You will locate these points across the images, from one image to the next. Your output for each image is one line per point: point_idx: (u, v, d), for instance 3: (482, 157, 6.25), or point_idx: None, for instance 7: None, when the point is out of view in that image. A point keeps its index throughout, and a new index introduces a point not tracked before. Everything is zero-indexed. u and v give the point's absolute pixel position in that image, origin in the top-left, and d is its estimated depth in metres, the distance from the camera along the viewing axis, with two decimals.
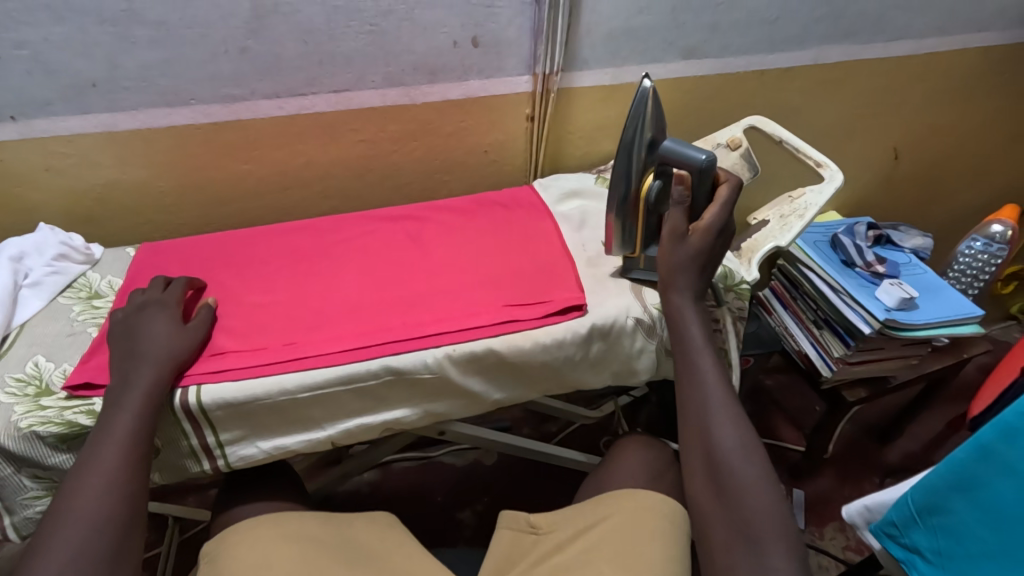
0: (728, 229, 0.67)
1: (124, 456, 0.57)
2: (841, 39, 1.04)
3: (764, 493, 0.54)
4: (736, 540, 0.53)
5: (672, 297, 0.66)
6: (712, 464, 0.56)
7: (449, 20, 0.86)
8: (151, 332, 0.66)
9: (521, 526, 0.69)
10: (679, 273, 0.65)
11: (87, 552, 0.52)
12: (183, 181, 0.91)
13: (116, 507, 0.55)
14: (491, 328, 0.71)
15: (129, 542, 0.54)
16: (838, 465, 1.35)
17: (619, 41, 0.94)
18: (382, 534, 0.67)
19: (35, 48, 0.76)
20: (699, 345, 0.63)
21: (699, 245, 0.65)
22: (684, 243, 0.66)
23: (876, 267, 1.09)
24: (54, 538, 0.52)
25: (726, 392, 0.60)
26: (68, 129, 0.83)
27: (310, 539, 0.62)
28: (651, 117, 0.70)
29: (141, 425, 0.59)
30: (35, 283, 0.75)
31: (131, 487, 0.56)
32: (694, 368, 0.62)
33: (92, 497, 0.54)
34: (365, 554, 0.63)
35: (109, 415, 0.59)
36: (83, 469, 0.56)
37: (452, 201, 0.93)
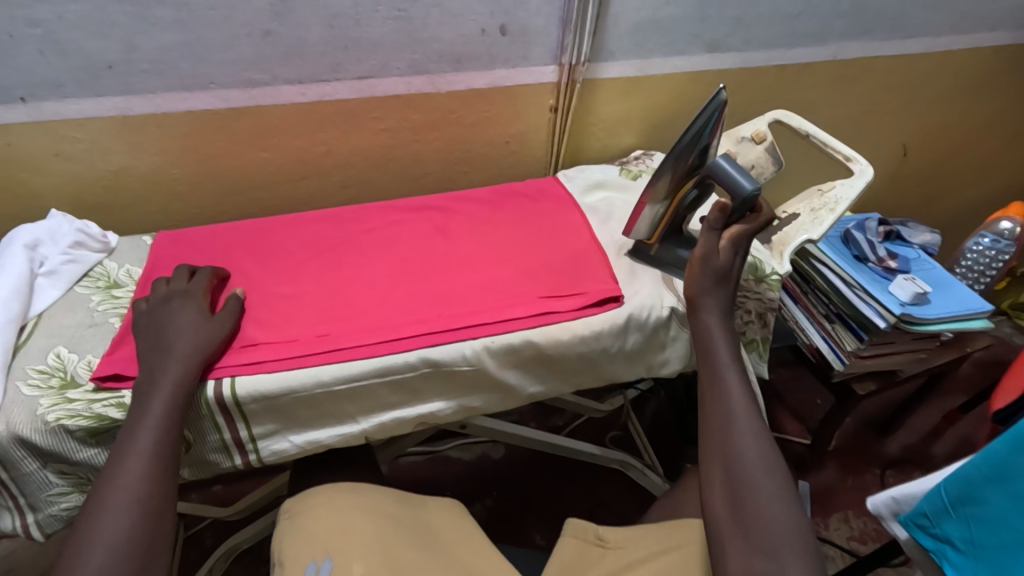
0: (746, 256, 0.69)
1: (152, 462, 0.55)
2: (860, 36, 1.05)
3: (783, 508, 0.53)
4: (751, 552, 0.51)
5: (701, 313, 0.65)
6: (731, 474, 0.55)
7: (477, 7, 0.84)
8: (180, 324, 0.63)
9: (587, 537, 0.70)
10: (707, 293, 0.66)
11: (121, 559, 0.49)
12: (199, 168, 0.89)
13: (149, 513, 0.52)
14: (528, 320, 0.70)
15: (162, 550, 0.52)
16: (842, 458, 1.37)
17: (645, 33, 0.93)
18: (450, 522, 0.72)
19: (49, 26, 0.72)
20: (725, 359, 0.62)
21: (725, 265, 0.66)
22: (714, 262, 0.66)
23: (888, 263, 1.10)
24: (84, 550, 0.49)
25: (751, 407, 0.59)
26: (80, 113, 0.79)
27: (387, 514, 0.67)
28: (716, 126, 0.68)
29: (169, 427, 0.57)
30: (51, 272, 0.72)
31: (162, 492, 0.54)
32: (719, 380, 0.61)
33: (122, 504, 0.52)
34: (436, 537, 0.68)
35: (135, 417, 0.57)
36: (110, 473, 0.54)
37: (475, 192, 0.91)
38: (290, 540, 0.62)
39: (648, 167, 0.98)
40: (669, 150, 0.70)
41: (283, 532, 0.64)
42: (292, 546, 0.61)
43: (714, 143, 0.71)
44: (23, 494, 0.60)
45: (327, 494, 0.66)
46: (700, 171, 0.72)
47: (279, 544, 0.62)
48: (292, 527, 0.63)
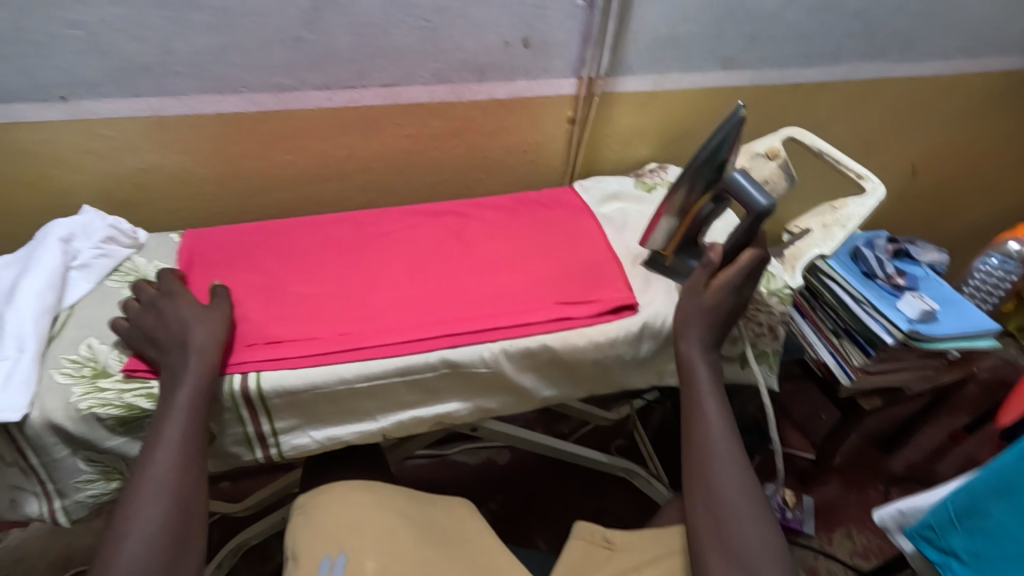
0: (741, 296, 0.70)
1: (182, 455, 0.57)
2: (873, 57, 1.07)
3: (762, 528, 0.57)
4: (730, 568, 0.55)
5: (681, 343, 0.68)
6: (711, 496, 0.59)
7: (501, 20, 0.86)
8: (198, 318, 0.64)
9: (595, 539, 0.72)
10: (692, 324, 0.68)
11: (154, 548, 0.52)
12: (226, 168, 0.91)
13: (180, 503, 0.55)
14: (544, 324, 0.71)
15: (191, 538, 0.55)
16: (845, 473, 1.38)
17: (662, 49, 0.96)
18: (460, 522, 0.72)
19: (91, 29, 0.75)
20: (705, 387, 0.65)
21: (710, 301, 0.68)
22: (697, 299, 0.69)
23: (897, 279, 1.10)
24: (119, 539, 0.52)
25: (730, 435, 0.62)
26: (115, 112, 0.82)
27: (396, 511, 0.68)
28: (733, 143, 0.69)
29: (196, 420, 0.59)
30: (84, 265, 0.74)
31: (191, 484, 0.56)
32: (698, 408, 0.64)
33: (153, 496, 0.54)
34: (445, 535, 0.69)
35: (162, 412, 0.58)
36: (142, 465, 0.56)
37: (493, 199, 0.93)
38: (303, 535, 0.64)
39: (663, 179, 1.00)
40: (687, 164, 0.71)
41: (296, 528, 0.66)
42: (305, 540, 0.63)
43: (731, 158, 0.72)
44: (52, 480, 0.62)
45: (338, 491, 0.68)
46: (716, 186, 0.72)
47: (293, 537, 0.64)
48: (305, 524, 0.65)
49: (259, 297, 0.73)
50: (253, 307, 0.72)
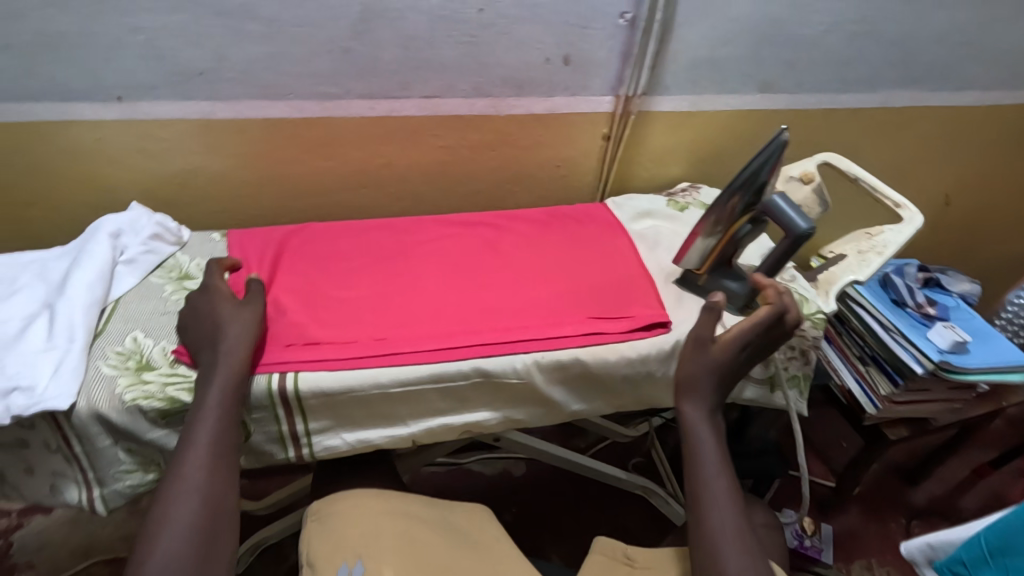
0: (750, 352, 0.69)
1: (213, 453, 0.58)
2: (910, 85, 1.07)
3: None
4: None
5: (686, 405, 0.66)
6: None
7: (544, 38, 0.88)
8: (232, 316, 0.66)
9: (615, 555, 0.71)
10: (700, 383, 0.67)
11: (185, 549, 0.52)
12: (267, 171, 0.94)
13: (209, 504, 0.55)
14: (576, 338, 0.72)
15: (222, 536, 0.55)
16: (866, 504, 1.35)
17: (700, 70, 0.97)
18: (473, 526, 0.73)
19: (151, 34, 0.78)
20: (712, 457, 0.63)
21: (719, 358, 0.67)
22: (706, 354, 0.68)
23: (927, 309, 1.10)
24: (153, 538, 0.52)
25: (738, 513, 0.60)
26: (167, 114, 0.85)
27: (411, 518, 0.68)
28: (773, 165, 0.69)
29: (226, 418, 0.60)
30: (131, 260, 0.76)
31: (222, 484, 0.57)
32: (704, 481, 0.62)
33: (184, 495, 0.55)
34: (462, 539, 0.70)
35: (194, 410, 0.59)
36: (174, 463, 0.57)
37: (526, 211, 0.94)
38: (321, 541, 0.64)
39: (696, 199, 1.00)
40: (726, 187, 0.71)
41: (309, 536, 0.66)
42: (321, 547, 0.63)
43: (771, 179, 0.71)
44: (93, 469, 0.64)
45: (351, 500, 0.68)
46: (756, 209, 0.72)
47: (309, 545, 0.65)
48: (320, 531, 0.65)
49: (299, 299, 0.75)
50: (296, 309, 0.73)
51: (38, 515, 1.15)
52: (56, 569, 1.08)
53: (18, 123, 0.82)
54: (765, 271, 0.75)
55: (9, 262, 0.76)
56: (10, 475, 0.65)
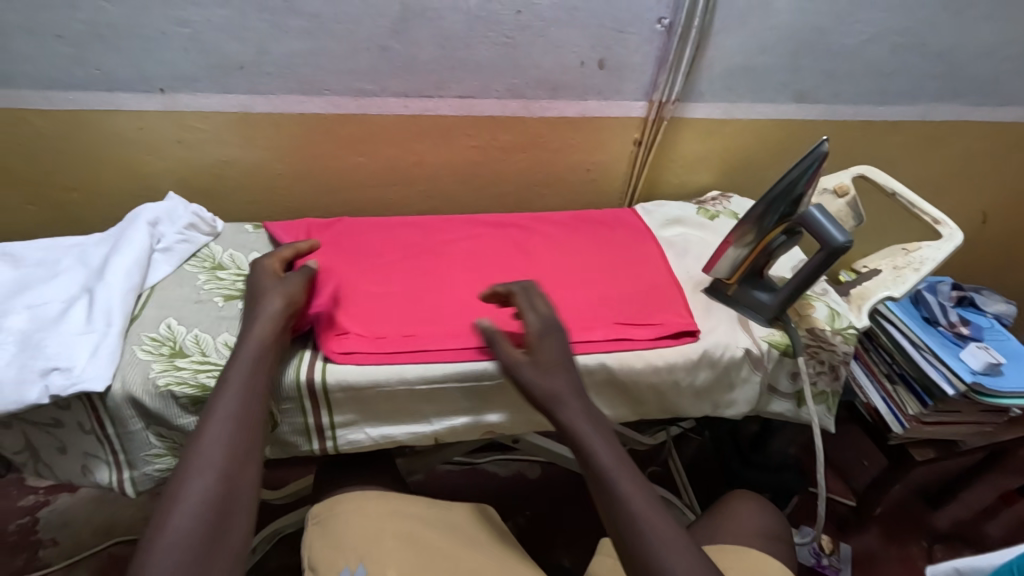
0: (557, 336, 0.65)
1: (233, 428, 0.56)
2: (951, 99, 1.04)
3: None
4: None
5: (561, 419, 0.59)
6: None
7: (580, 41, 0.88)
8: (273, 288, 0.68)
9: None
10: (561, 391, 0.60)
11: (200, 521, 0.50)
12: (300, 166, 0.95)
13: (225, 479, 0.53)
14: (604, 343, 0.72)
15: (235, 515, 0.52)
16: (887, 525, 1.32)
17: (736, 78, 0.95)
18: (480, 526, 0.74)
19: (196, 27, 0.79)
20: (612, 461, 0.57)
21: (546, 361, 0.62)
22: (533, 367, 0.62)
23: (960, 328, 1.07)
24: (166, 513, 0.50)
25: (665, 515, 0.55)
26: (207, 106, 0.86)
27: (414, 515, 0.69)
28: (812, 176, 0.68)
29: (250, 391, 0.58)
30: (167, 249, 0.78)
31: (239, 459, 0.55)
32: (618, 492, 0.55)
33: (198, 470, 0.52)
34: (468, 535, 0.70)
35: (218, 385, 0.59)
36: (195, 438, 0.55)
37: (556, 214, 0.94)
38: (322, 545, 0.66)
39: (726, 209, 0.99)
40: (761, 197, 0.71)
41: (313, 539, 0.68)
42: (323, 550, 0.65)
43: (809, 190, 0.70)
44: (125, 451, 0.66)
45: (355, 503, 0.70)
46: (791, 220, 0.71)
47: (311, 548, 0.67)
48: (322, 535, 0.67)
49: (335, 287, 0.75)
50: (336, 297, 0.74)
51: (64, 493, 1.18)
52: (81, 548, 1.10)
53: (63, 110, 0.85)
54: (796, 284, 0.73)
55: (52, 245, 0.79)
56: (45, 453, 0.67)
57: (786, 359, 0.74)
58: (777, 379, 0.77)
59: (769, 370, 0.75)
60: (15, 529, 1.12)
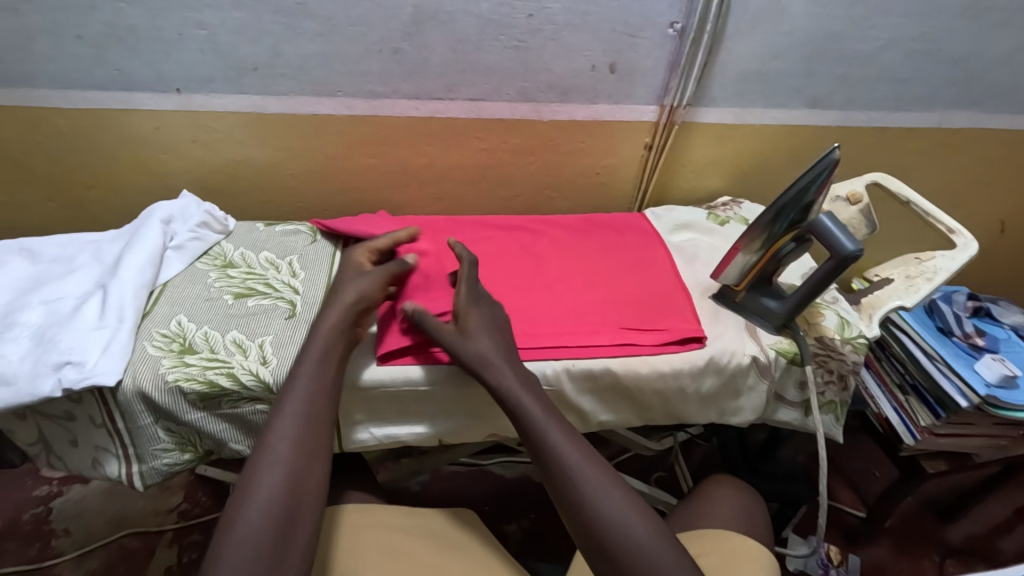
0: (483, 303, 0.69)
1: (302, 424, 0.57)
2: (970, 106, 1.02)
3: (659, 547, 0.53)
4: None
5: (491, 378, 0.62)
6: (600, 538, 0.54)
7: (591, 45, 0.88)
8: (353, 281, 0.69)
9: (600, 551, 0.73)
10: (487, 352, 0.64)
11: (271, 515, 0.50)
12: (313, 166, 0.96)
13: (296, 477, 0.53)
14: (609, 348, 0.71)
15: (302, 512, 0.52)
16: (898, 538, 1.30)
17: (748, 84, 0.95)
18: (462, 531, 0.74)
19: (212, 29, 0.80)
20: (542, 414, 0.60)
21: (475, 326, 0.66)
22: (462, 333, 0.65)
23: (975, 339, 1.04)
24: (239, 507, 0.50)
25: (594, 458, 0.58)
26: (223, 107, 0.88)
27: (402, 528, 0.71)
28: (824, 186, 0.67)
29: (319, 390, 0.60)
30: (179, 246, 0.79)
31: (309, 455, 0.55)
32: (548, 440, 0.58)
33: (269, 465, 0.53)
34: (450, 542, 0.72)
35: (286, 383, 0.60)
36: (264, 432, 0.56)
37: (565, 218, 0.94)
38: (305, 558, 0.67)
39: (737, 214, 0.98)
40: (770, 204, 0.70)
41: None
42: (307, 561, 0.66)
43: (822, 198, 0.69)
44: (134, 445, 0.67)
45: (340, 515, 0.72)
46: (801, 227, 0.70)
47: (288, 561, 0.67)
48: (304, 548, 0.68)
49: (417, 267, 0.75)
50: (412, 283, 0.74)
51: (77, 484, 1.20)
52: (93, 538, 1.12)
53: (82, 109, 0.86)
54: (805, 292, 0.72)
55: (69, 241, 0.80)
56: (57, 445, 0.68)
57: (794, 367, 0.74)
58: (785, 388, 0.76)
59: (777, 379, 0.75)
60: (29, 518, 1.14)
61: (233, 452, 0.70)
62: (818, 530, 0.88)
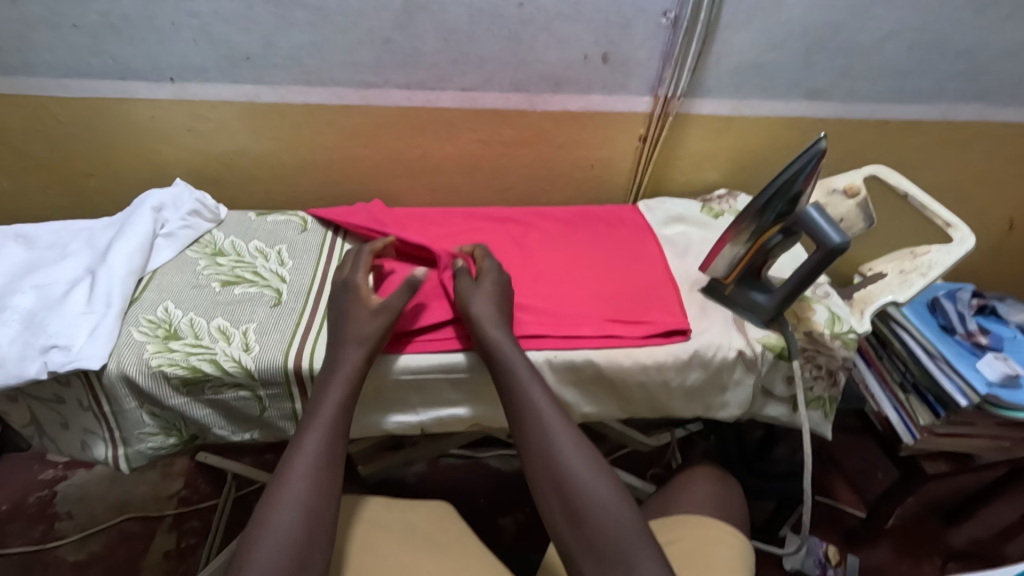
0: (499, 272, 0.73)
1: (317, 466, 0.57)
2: (976, 99, 1.00)
3: (617, 507, 0.54)
4: (604, 564, 0.52)
5: (484, 333, 0.64)
6: (563, 492, 0.56)
7: (584, 35, 0.87)
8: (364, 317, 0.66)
9: None
10: (489, 314, 0.66)
11: (282, 559, 0.51)
12: (306, 156, 0.96)
13: (309, 520, 0.54)
14: (592, 340, 0.71)
15: (313, 557, 0.53)
16: (899, 540, 1.28)
17: (745, 75, 0.93)
18: (437, 526, 0.73)
19: (205, 18, 0.81)
20: (524, 373, 0.62)
21: (489, 285, 0.70)
22: (477, 286, 0.69)
23: (978, 337, 1.01)
24: (252, 545, 0.52)
25: (563, 417, 0.60)
26: (217, 96, 0.88)
27: (379, 520, 0.71)
28: (809, 177, 0.66)
29: (334, 433, 0.60)
30: (170, 234, 0.80)
31: (325, 497, 0.56)
32: (525, 396, 0.61)
33: (283, 508, 0.54)
34: (426, 534, 0.71)
35: (306, 419, 0.60)
36: (280, 468, 0.57)
37: (557, 210, 0.94)
38: None
39: (731, 207, 0.97)
40: (758, 195, 0.69)
41: None
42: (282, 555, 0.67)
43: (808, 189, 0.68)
44: (120, 428, 0.68)
45: None
46: (788, 219, 0.69)
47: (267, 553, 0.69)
48: None
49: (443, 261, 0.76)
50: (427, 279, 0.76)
51: (81, 469, 1.22)
52: (94, 522, 1.14)
53: (80, 98, 0.87)
54: (794, 285, 0.71)
55: (65, 228, 0.81)
56: (48, 427, 0.70)
57: (782, 361, 0.73)
58: (773, 383, 0.75)
59: (764, 373, 0.74)
60: (34, 501, 1.16)
61: (217, 437, 0.71)
62: (804, 529, 0.86)
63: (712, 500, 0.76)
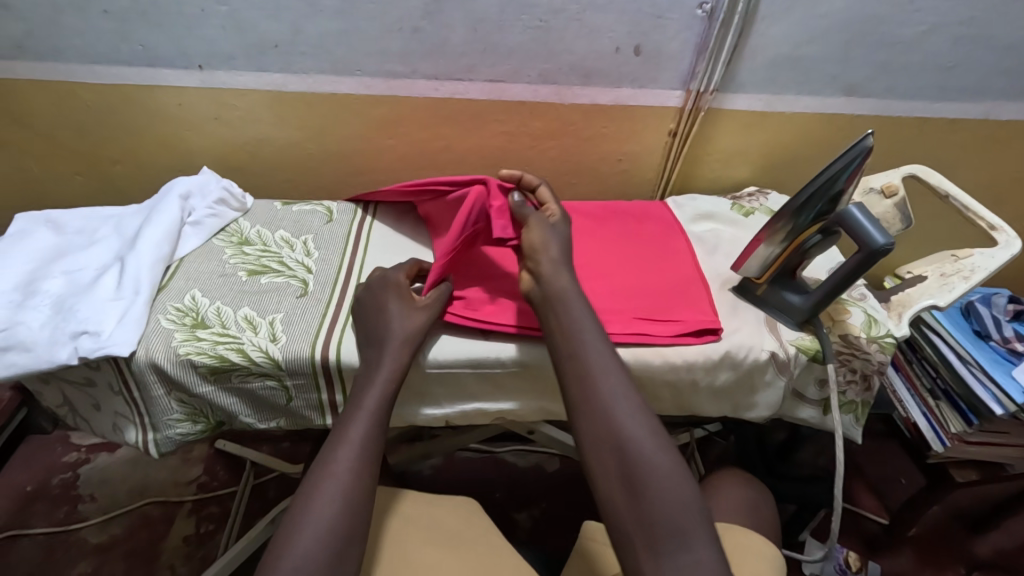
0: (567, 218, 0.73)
1: (358, 459, 0.57)
2: (1020, 98, 0.96)
3: (678, 482, 0.54)
4: (659, 538, 0.52)
5: (553, 290, 0.64)
6: (623, 460, 0.55)
7: (616, 25, 0.85)
8: (400, 312, 0.66)
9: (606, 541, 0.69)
10: (559, 265, 0.66)
11: (320, 550, 0.52)
12: (332, 146, 0.96)
13: (348, 512, 0.54)
14: (619, 337, 0.69)
15: (352, 552, 0.53)
16: (921, 548, 1.25)
17: (781, 68, 0.91)
18: (465, 521, 0.73)
19: (234, 5, 0.80)
20: (591, 336, 0.62)
21: (563, 229, 0.70)
22: (557, 228, 0.70)
23: (1015, 345, 0.97)
24: (292, 533, 0.53)
25: (628, 383, 0.60)
26: (243, 84, 0.88)
27: (404, 512, 0.71)
28: (853, 175, 0.64)
29: (377, 422, 0.60)
30: (197, 223, 0.80)
31: (364, 484, 0.57)
32: (591, 359, 0.60)
33: (327, 497, 0.54)
34: (451, 530, 0.71)
35: (352, 408, 0.61)
36: (325, 451, 0.58)
37: (583, 205, 0.92)
38: None
39: (763, 205, 0.95)
40: (798, 193, 0.68)
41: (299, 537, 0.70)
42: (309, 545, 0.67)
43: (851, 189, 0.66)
44: (149, 414, 0.68)
45: None
46: (828, 218, 0.68)
47: None
48: None
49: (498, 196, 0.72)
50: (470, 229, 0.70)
51: (103, 453, 1.23)
52: (116, 504, 1.15)
53: (108, 84, 0.87)
54: (832, 285, 0.69)
55: (94, 215, 0.82)
56: (80, 409, 0.70)
57: (815, 364, 0.71)
58: (804, 385, 0.73)
59: (796, 376, 0.72)
60: (58, 482, 1.18)
61: (244, 425, 0.71)
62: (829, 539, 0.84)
63: (736, 504, 0.75)
